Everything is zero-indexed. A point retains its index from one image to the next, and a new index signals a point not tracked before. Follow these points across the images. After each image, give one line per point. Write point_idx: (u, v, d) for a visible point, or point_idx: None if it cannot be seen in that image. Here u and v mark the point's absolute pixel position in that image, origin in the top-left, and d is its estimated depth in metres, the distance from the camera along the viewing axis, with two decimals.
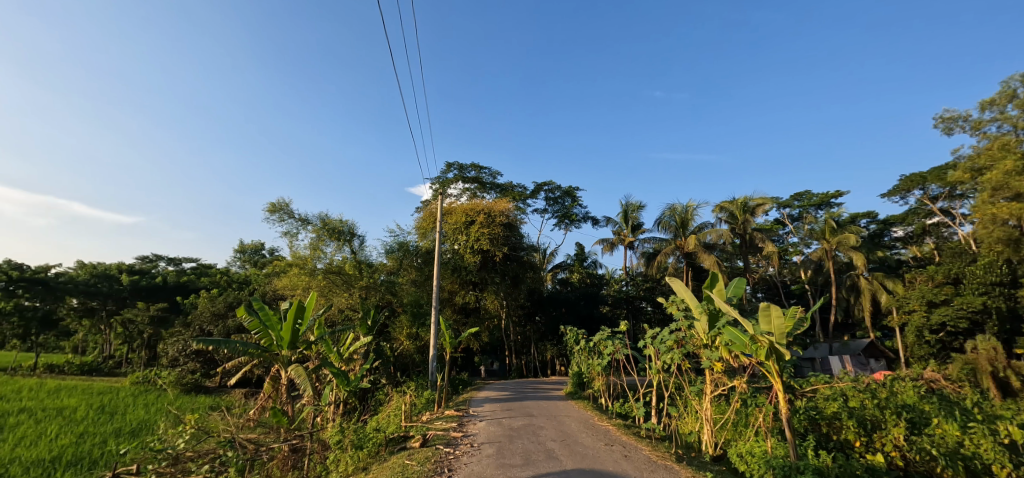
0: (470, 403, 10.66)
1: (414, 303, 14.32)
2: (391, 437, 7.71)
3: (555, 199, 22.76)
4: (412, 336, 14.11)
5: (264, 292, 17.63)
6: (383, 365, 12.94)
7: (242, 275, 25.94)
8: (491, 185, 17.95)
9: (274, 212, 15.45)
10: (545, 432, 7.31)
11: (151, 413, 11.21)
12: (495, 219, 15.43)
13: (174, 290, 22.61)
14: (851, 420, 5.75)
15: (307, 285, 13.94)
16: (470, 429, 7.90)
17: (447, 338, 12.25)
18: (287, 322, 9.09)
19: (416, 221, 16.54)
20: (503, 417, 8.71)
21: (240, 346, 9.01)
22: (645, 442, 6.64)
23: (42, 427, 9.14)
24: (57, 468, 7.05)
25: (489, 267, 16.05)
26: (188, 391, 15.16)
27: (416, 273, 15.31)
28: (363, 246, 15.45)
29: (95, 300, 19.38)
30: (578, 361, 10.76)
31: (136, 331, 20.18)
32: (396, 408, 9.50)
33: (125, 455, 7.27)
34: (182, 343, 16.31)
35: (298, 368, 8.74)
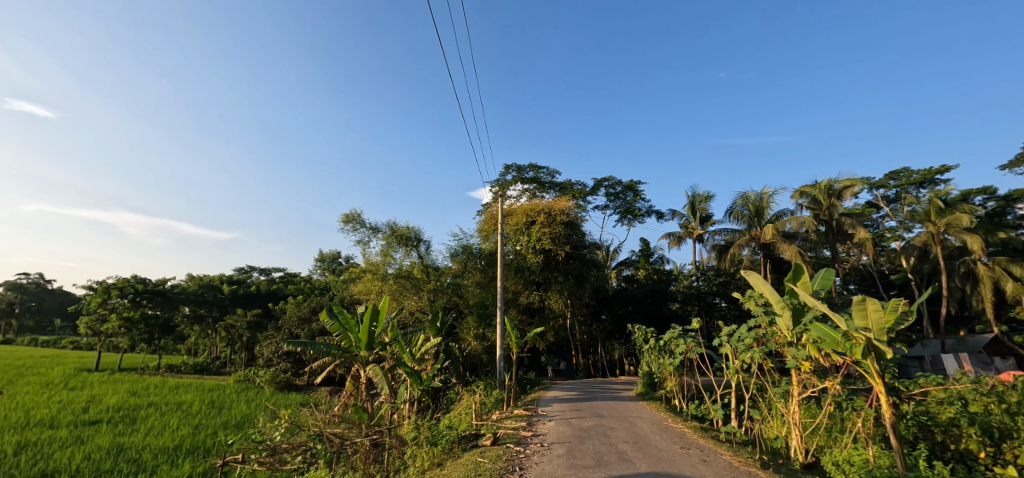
0: (539, 402, 10.68)
1: (480, 305, 14.63)
2: (463, 435, 7.89)
3: (616, 194, 22.21)
4: (479, 336, 14.44)
5: (343, 297, 18.89)
6: (452, 365, 13.37)
7: (323, 282, 27.99)
8: (550, 183, 17.82)
9: (348, 222, 16.48)
10: (617, 434, 7.14)
11: (252, 408, 12.44)
12: (556, 218, 15.38)
13: (266, 297, 24.90)
14: (973, 428, 5.02)
15: (380, 289, 14.71)
16: (540, 429, 7.90)
17: (514, 338, 12.35)
18: (364, 324, 9.65)
19: (478, 224, 16.90)
20: (573, 417, 8.63)
21: (323, 348, 9.71)
22: (726, 446, 6.27)
23: (166, 420, 10.44)
24: (179, 454, 8.03)
25: (552, 266, 15.94)
26: (282, 389, 16.62)
27: (481, 274, 15.62)
28: (429, 251, 16.03)
29: (203, 307, 21.86)
30: (649, 360, 10.37)
31: (236, 335, 22.46)
32: (467, 406, 9.75)
33: (233, 445, 8.13)
34: (274, 345, 17.84)
35: (376, 368, 9.25)
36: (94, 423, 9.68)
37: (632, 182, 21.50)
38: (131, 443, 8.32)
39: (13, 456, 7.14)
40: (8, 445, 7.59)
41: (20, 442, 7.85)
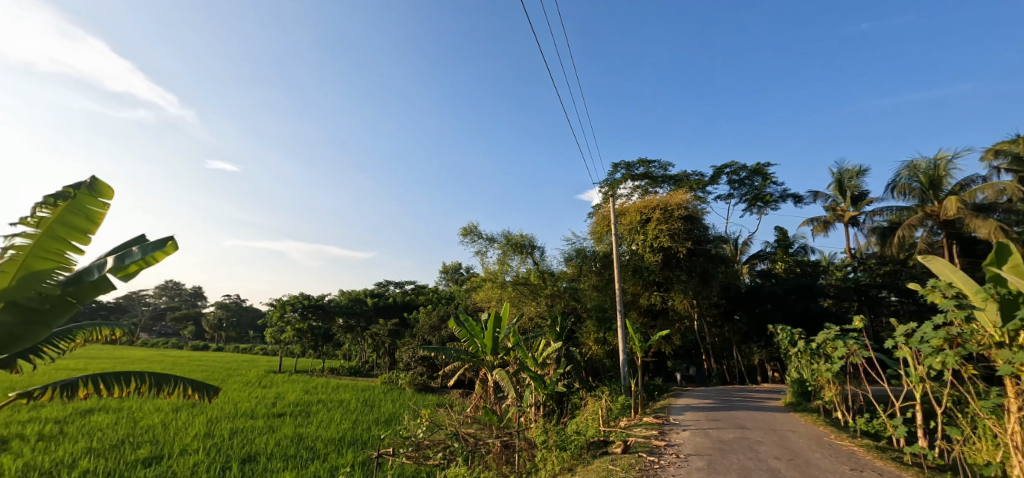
0: (670, 410, 10.06)
1: (599, 307, 14.34)
2: (592, 440, 7.89)
3: (741, 181, 20.15)
4: (600, 340, 14.17)
5: (467, 305, 20.07)
6: (575, 369, 13.32)
7: (448, 292, 30.09)
8: (664, 177, 16.84)
9: (466, 234, 17.51)
10: (765, 448, 6.39)
11: (397, 407, 13.86)
12: (673, 213, 14.49)
13: (401, 307, 27.60)
14: None
15: (500, 296, 15.31)
16: (674, 439, 7.43)
17: (637, 342, 11.83)
18: (488, 330, 10.12)
19: (590, 226, 16.68)
20: (711, 428, 7.95)
21: (454, 353, 10.40)
22: (913, 471, 5.19)
23: (332, 415, 12.14)
24: (343, 444, 9.28)
25: (673, 265, 15.00)
26: (420, 390, 18.19)
27: (597, 277, 15.31)
28: (544, 256, 16.23)
29: (353, 318, 25.05)
30: (799, 366, 9.09)
31: (380, 342, 25.21)
32: (593, 412, 9.59)
33: (384, 439, 9.10)
34: (411, 350, 19.63)
35: (501, 372, 9.62)
36: (280, 416, 11.63)
37: (760, 166, 19.32)
38: (308, 434, 9.80)
39: (228, 440, 8.91)
40: (224, 431, 9.49)
41: (232, 428, 9.77)
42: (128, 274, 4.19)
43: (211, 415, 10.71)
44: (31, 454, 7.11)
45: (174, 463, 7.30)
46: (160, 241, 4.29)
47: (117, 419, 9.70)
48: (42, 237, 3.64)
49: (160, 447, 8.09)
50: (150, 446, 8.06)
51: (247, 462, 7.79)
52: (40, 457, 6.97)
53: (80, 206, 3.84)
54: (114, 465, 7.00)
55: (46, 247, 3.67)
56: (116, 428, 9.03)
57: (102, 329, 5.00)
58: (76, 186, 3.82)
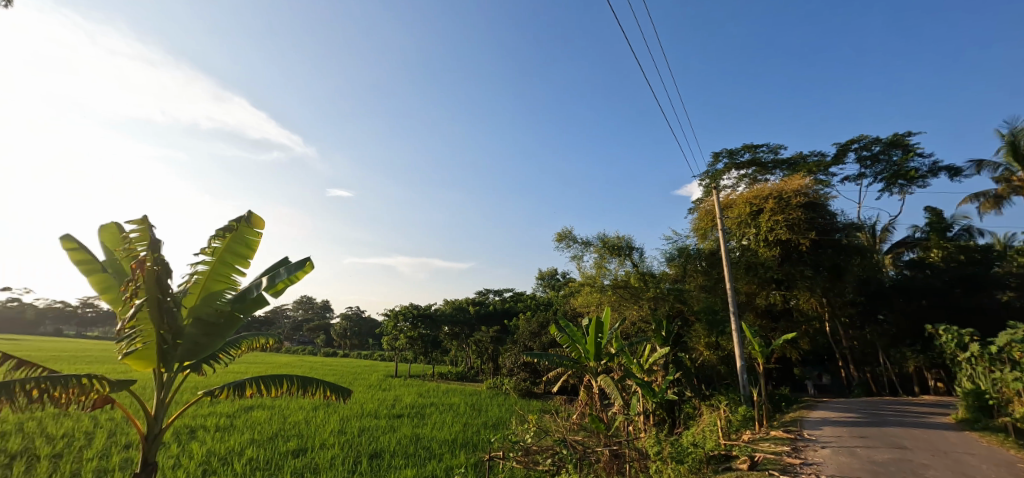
0: (802, 424, 8.95)
1: (708, 309, 13.26)
2: (711, 454, 7.36)
3: (875, 157, 17.44)
4: (712, 345, 13.21)
5: (566, 310, 19.99)
6: (685, 377, 12.52)
7: (546, 298, 30.26)
8: (775, 161, 15.17)
9: (561, 240, 17.51)
10: (934, 473, 5.40)
11: (503, 412, 14.23)
12: (790, 201, 13.05)
13: (502, 314, 28.36)
14: None
15: (600, 301, 15.01)
16: (811, 456, 6.61)
17: (756, 347, 10.71)
18: (590, 336, 9.96)
19: (691, 223, 15.69)
20: (859, 447, 6.90)
21: (556, 359, 10.40)
22: None
23: (444, 417, 12.85)
24: (456, 446, 9.75)
25: (794, 259, 13.49)
26: (524, 396, 18.45)
27: (704, 277, 14.16)
28: (643, 258, 15.60)
29: (458, 326, 26.35)
30: (973, 375, 7.56)
31: (483, 348, 26.03)
32: (711, 423, 8.90)
33: (494, 442, 9.38)
34: (513, 356, 20.04)
35: (607, 378, 9.39)
36: (399, 417, 12.60)
37: (897, 137, 16.51)
38: (424, 434, 10.48)
39: (357, 437, 9.88)
40: (354, 428, 10.55)
41: (360, 427, 10.82)
42: (278, 291, 4.87)
43: (342, 414, 11.97)
44: (211, 442, 8.56)
45: (316, 455, 8.27)
46: (301, 262, 4.95)
47: (271, 415, 11.31)
48: (216, 262, 4.41)
49: (304, 440, 9.22)
50: (297, 439, 9.22)
51: (375, 458, 8.55)
52: (217, 445, 8.36)
53: (241, 235, 4.56)
54: (272, 454, 8.12)
55: (220, 272, 4.43)
56: (271, 423, 10.53)
57: (259, 337, 5.87)
58: (238, 219, 4.57)
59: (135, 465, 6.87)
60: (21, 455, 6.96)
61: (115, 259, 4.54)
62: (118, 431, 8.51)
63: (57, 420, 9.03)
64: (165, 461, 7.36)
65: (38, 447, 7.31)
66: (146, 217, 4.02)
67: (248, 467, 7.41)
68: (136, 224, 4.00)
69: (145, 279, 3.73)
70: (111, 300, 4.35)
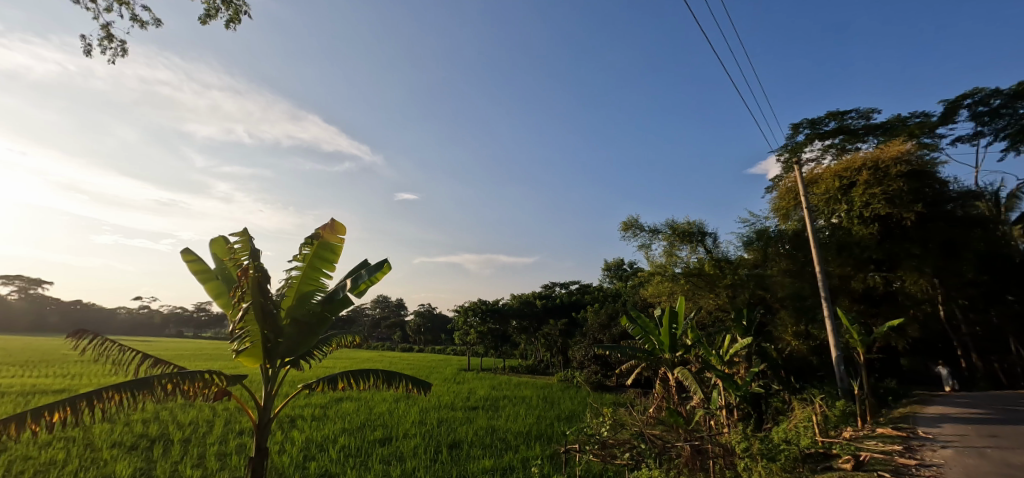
0: (915, 420, 8.02)
1: (795, 296, 12.24)
2: (808, 453, 6.86)
3: (995, 113, 15.08)
4: (801, 335, 12.31)
5: (636, 301, 19.52)
6: (771, 369, 11.74)
7: (614, 288, 29.56)
8: (867, 127, 13.50)
9: (628, 229, 17.02)
10: None
11: (576, 405, 14.19)
12: (888, 171, 11.75)
13: (570, 306, 27.75)
14: None
15: (672, 290, 14.49)
16: (929, 457, 5.93)
17: (855, 335, 9.68)
18: (663, 326, 9.58)
19: (771, 202, 14.57)
20: (991, 448, 6.04)
21: (629, 351, 10.13)
22: None
23: (518, 409, 13.09)
24: (530, 437, 9.91)
25: (897, 236, 12.14)
26: (596, 388, 18.28)
27: (789, 261, 12.90)
28: (717, 243, 14.70)
29: (525, 319, 26.53)
30: None
31: (552, 341, 25.93)
32: (805, 419, 8.24)
33: (569, 434, 9.37)
34: (583, 348, 19.98)
35: (684, 371, 8.93)
36: (474, 409, 13.02)
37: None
38: (500, 426, 10.74)
39: (437, 427, 10.34)
40: (433, 419, 11.05)
41: (439, 418, 11.32)
42: (361, 292, 5.18)
43: (422, 406, 12.60)
44: (309, 430, 9.38)
45: (401, 444, 8.78)
46: (379, 264, 5.24)
47: (358, 406, 12.19)
48: (307, 267, 4.80)
49: (389, 430, 9.81)
50: (382, 429, 9.80)
51: (454, 448, 8.89)
52: (314, 433, 9.16)
53: (327, 242, 4.91)
54: (361, 442, 8.73)
55: (310, 276, 4.82)
56: (358, 414, 11.31)
57: (346, 335, 6.27)
58: (322, 227, 4.92)
59: (247, 449, 7.71)
60: (160, 439, 8.10)
61: (224, 266, 5.09)
62: (233, 420, 9.61)
63: (184, 409, 10.38)
64: (271, 447, 8.19)
65: (172, 432, 8.46)
66: (246, 229, 4.46)
67: (341, 453, 8.04)
68: (239, 236, 4.47)
69: (249, 285, 4.16)
70: (222, 304, 4.88)
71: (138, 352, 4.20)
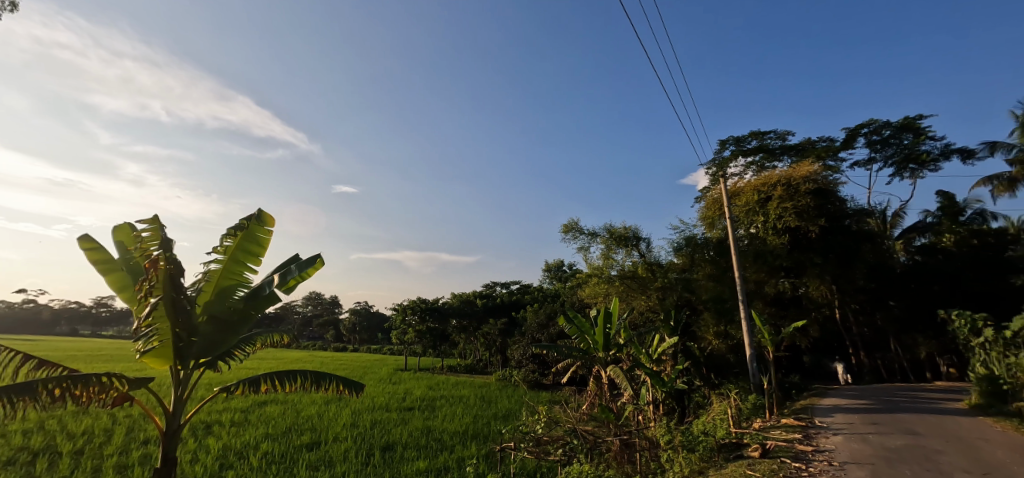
0: (813, 411, 8.96)
1: (717, 299, 13.25)
2: (723, 443, 7.40)
3: (885, 141, 17.16)
4: (721, 334, 13.31)
5: (573, 301, 20.11)
6: (694, 366, 12.55)
7: (553, 289, 30.21)
8: (783, 147, 14.85)
9: (568, 231, 17.48)
10: (947, 459, 5.42)
11: (513, 404, 14.32)
12: (798, 188, 13.00)
13: (510, 306, 28.06)
14: None
15: (607, 291, 15.07)
16: (823, 443, 6.62)
17: (766, 335, 10.62)
18: (598, 326, 9.94)
19: (699, 211, 15.59)
20: (871, 433, 6.88)
21: (565, 350, 10.39)
22: None
23: (455, 409, 12.97)
24: (467, 438, 9.82)
25: (804, 246, 13.44)
26: (533, 387, 18.63)
27: (712, 266, 13.96)
28: (650, 248, 15.49)
29: (466, 318, 26.38)
30: (988, 359, 7.62)
31: (492, 341, 26.03)
32: (721, 412, 8.91)
33: (505, 433, 9.47)
34: (522, 348, 20.28)
35: (616, 369, 9.33)
36: (410, 409, 12.76)
37: (908, 120, 16.22)
38: (436, 426, 10.60)
39: (370, 429, 10.02)
40: (366, 421, 10.69)
41: (372, 419, 10.98)
42: (289, 288, 4.90)
43: (354, 408, 12.16)
44: (227, 436, 8.74)
45: (331, 448, 8.42)
46: (311, 259, 4.98)
47: (284, 410, 11.52)
48: (229, 260, 4.47)
49: (318, 433, 9.37)
50: (311, 433, 9.34)
51: (387, 450, 8.66)
52: (233, 439, 8.53)
53: (252, 233, 4.59)
54: (286, 448, 8.27)
55: (232, 270, 4.48)
56: (284, 417, 10.68)
57: (273, 333, 5.87)
58: (248, 217, 4.60)
59: (154, 459, 7.04)
60: (45, 452, 7.15)
61: (131, 257, 4.60)
62: (137, 428, 8.72)
63: (77, 417, 9.26)
64: (183, 456, 7.53)
65: (61, 443, 7.52)
66: (157, 216, 4.07)
67: (263, 460, 7.56)
68: (148, 223, 4.06)
69: (159, 278, 3.81)
70: (127, 299, 4.41)
71: (17, 352, 3.68)
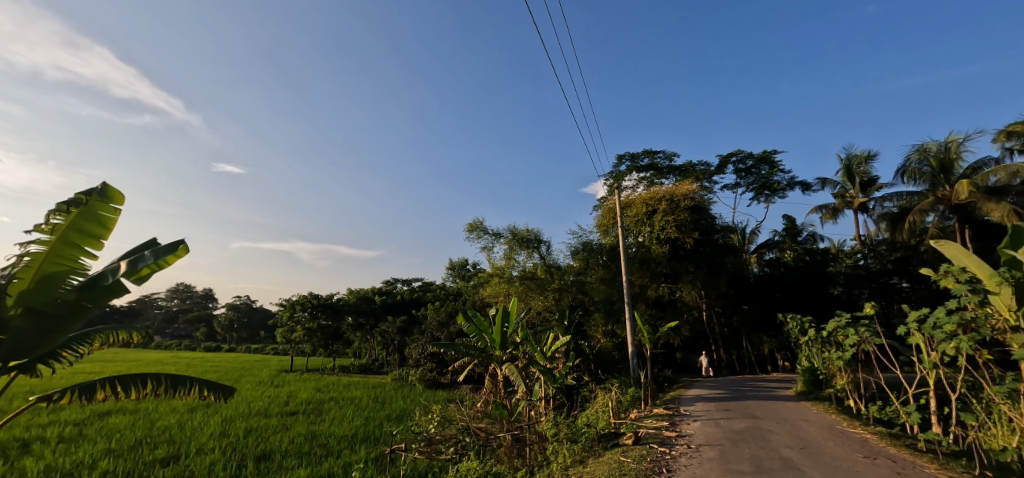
0: (679, 401, 10.06)
1: (606, 300, 14.36)
2: (602, 433, 7.95)
3: (748, 170, 19.95)
4: (608, 333, 14.31)
5: (474, 300, 20.20)
6: (584, 363, 13.32)
7: (455, 288, 30.05)
8: (669, 167, 16.49)
9: (473, 230, 17.52)
10: (777, 437, 6.44)
11: (407, 404, 13.92)
12: (679, 203, 14.49)
13: (410, 304, 27.34)
14: None
15: (507, 291, 15.35)
16: (685, 429, 7.45)
17: (645, 334, 11.67)
18: (496, 325, 10.07)
19: (595, 219, 16.64)
20: (722, 419, 7.91)
21: (463, 349, 10.35)
22: (926, 457, 5.28)
23: (344, 412, 12.24)
24: (355, 441, 9.31)
25: (680, 256, 14.94)
26: (430, 386, 18.33)
27: (604, 270, 15.19)
28: (550, 251, 16.13)
29: (362, 315, 25.07)
30: (810, 354, 9.21)
31: (389, 340, 25.07)
32: (603, 405, 9.58)
33: (397, 434, 9.18)
34: (420, 346, 19.85)
35: (511, 367, 9.54)
36: (293, 414, 11.77)
37: (766, 153, 19.07)
38: (321, 431, 9.90)
39: (242, 438, 9.03)
40: (238, 429, 9.62)
41: (246, 427, 9.91)
42: (141, 278, 4.21)
43: (225, 415, 10.87)
44: (52, 456, 7.25)
45: (192, 461, 7.43)
46: (172, 245, 4.34)
47: (134, 420, 9.89)
48: (57, 243, 3.69)
49: (177, 446, 8.21)
50: (168, 446, 8.17)
51: (262, 460, 7.86)
52: (60, 459, 7.13)
53: (91, 212, 3.87)
54: (133, 465, 7.12)
55: (61, 254, 3.71)
56: (132, 429, 9.17)
57: (118, 331, 5.00)
58: (88, 192, 3.86)
59: None
60: None
61: None
62: None
63: None
64: None
65: None
66: None
67: None
68: None
69: None
70: None
71: None
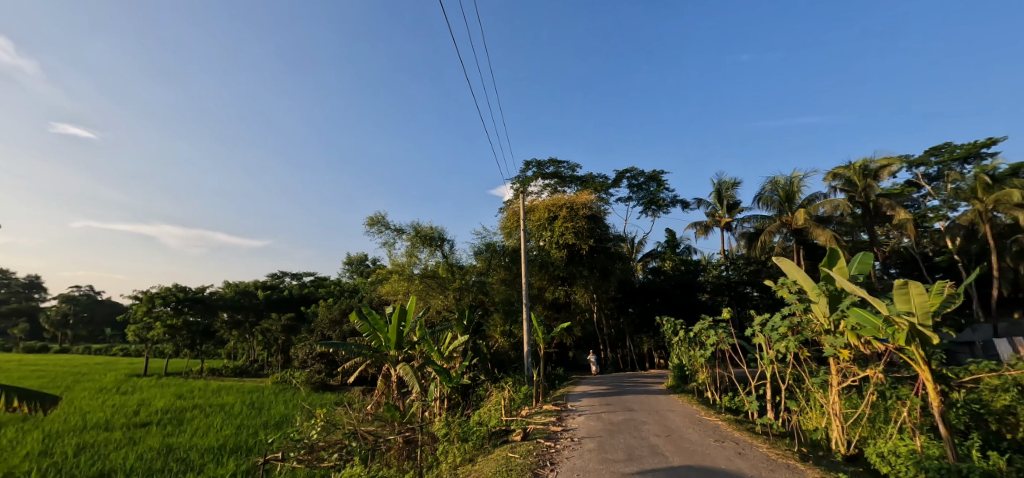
0: (567, 397, 10.64)
1: (506, 301, 14.92)
2: (493, 430, 8.09)
3: (639, 186, 21.87)
4: (506, 333, 14.60)
5: (371, 298, 19.30)
6: (481, 362, 13.45)
7: (352, 284, 28.41)
8: (572, 177, 17.44)
9: (373, 225, 16.76)
10: (648, 427, 7.14)
11: (289, 409, 12.83)
12: (578, 212, 15.35)
13: (299, 300, 25.23)
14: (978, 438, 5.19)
15: (407, 289, 14.92)
16: (570, 424, 7.90)
17: (540, 334, 12.16)
18: (392, 324, 9.70)
19: (500, 222, 16.92)
20: (604, 412, 8.49)
21: (355, 348, 9.82)
22: (762, 438, 6.23)
23: (211, 420, 10.89)
24: (222, 453, 8.33)
25: (577, 260, 15.83)
26: (317, 389, 17.08)
27: (505, 272, 15.54)
28: (453, 250, 16.03)
29: (241, 312, 22.53)
30: (679, 353, 10.38)
31: (272, 339, 22.86)
32: (497, 403, 9.76)
33: (273, 442, 8.42)
34: (308, 346, 18.42)
35: (406, 367, 9.27)
36: (144, 425, 10.18)
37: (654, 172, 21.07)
38: (179, 444, 8.68)
39: (71, 457, 7.57)
40: (66, 447, 8.04)
41: (78, 443, 8.32)
42: None
43: (48, 430, 9.02)
44: None
45: None
46: None
47: None
48: None
49: None
50: None
51: None
52: None
53: None
54: None
55: None
56: None
57: None
58: None
59: None
60: None
61: None
62: None
63: None
64: None
65: None
66: None
67: None
68: None
69: None
70: None
71: None
